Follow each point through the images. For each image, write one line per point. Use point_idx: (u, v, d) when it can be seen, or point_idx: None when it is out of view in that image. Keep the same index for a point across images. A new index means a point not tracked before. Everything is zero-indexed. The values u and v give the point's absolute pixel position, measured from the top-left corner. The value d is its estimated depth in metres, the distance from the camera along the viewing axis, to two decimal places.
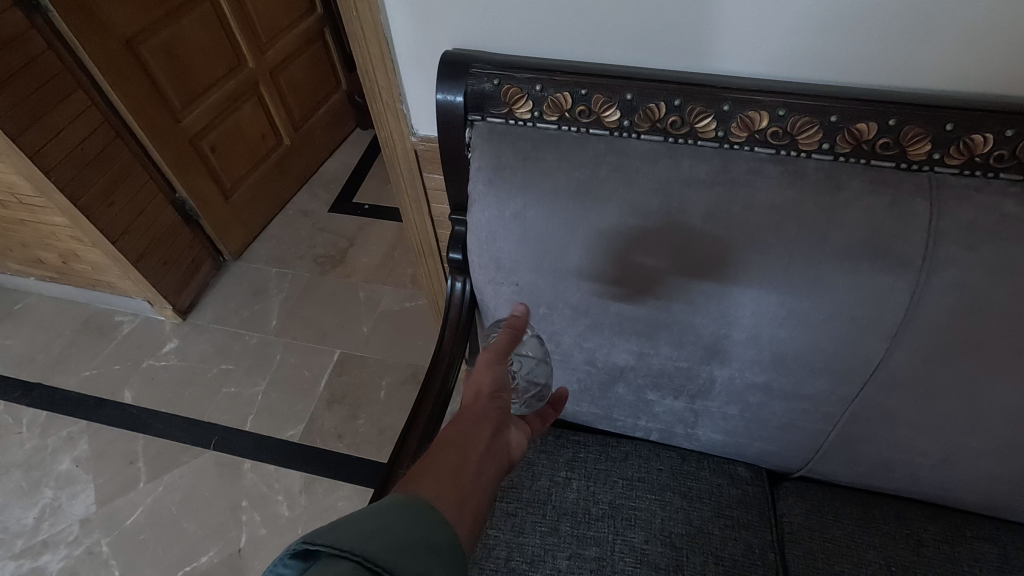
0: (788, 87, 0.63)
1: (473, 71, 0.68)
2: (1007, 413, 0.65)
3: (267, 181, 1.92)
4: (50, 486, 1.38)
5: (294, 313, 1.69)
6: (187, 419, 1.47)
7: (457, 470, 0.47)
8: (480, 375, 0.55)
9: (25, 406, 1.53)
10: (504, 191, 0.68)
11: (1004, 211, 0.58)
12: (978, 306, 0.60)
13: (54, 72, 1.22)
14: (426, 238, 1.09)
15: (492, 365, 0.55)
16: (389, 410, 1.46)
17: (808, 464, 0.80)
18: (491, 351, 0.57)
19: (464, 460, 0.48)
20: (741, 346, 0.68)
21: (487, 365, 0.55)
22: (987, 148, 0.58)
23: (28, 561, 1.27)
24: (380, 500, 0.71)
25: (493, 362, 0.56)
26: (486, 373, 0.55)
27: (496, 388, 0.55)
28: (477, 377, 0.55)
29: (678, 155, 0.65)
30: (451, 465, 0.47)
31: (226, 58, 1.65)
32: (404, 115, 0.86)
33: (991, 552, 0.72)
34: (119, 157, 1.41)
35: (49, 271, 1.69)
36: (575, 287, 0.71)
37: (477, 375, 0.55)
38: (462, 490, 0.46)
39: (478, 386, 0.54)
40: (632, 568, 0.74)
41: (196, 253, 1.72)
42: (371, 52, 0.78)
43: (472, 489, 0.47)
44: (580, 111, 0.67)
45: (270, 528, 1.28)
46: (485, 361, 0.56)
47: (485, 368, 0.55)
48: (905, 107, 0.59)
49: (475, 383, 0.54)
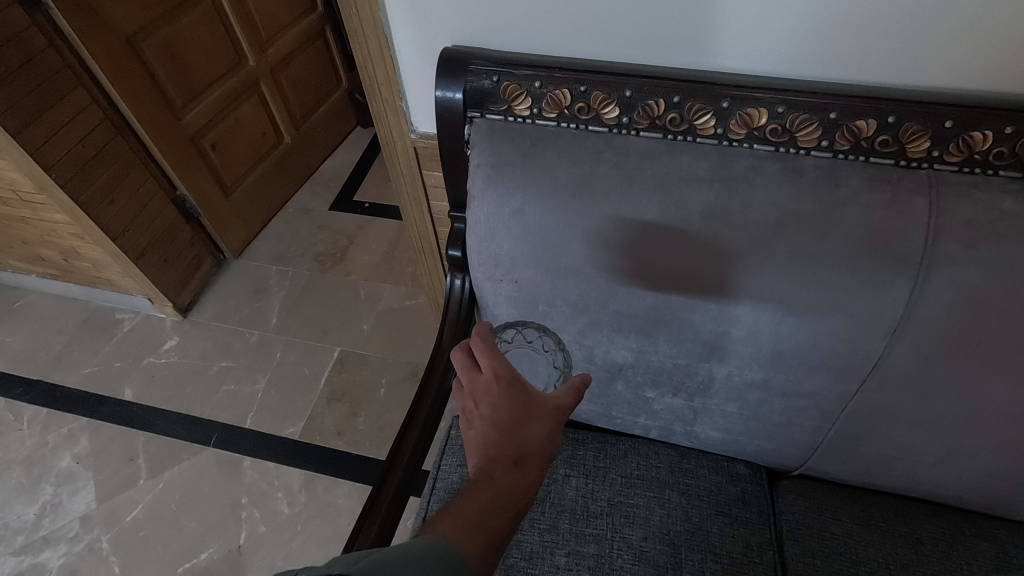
0: (788, 83, 0.63)
1: (472, 67, 0.69)
2: (1007, 412, 0.65)
3: (268, 179, 1.92)
4: (50, 482, 1.38)
5: (295, 311, 1.69)
6: (187, 416, 1.47)
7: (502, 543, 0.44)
8: (551, 427, 0.48)
9: (26, 403, 1.53)
10: (503, 187, 0.68)
11: (1004, 208, 0.58)
12: (978, 304, 0.60)
13: (55, 69, 1.22)
14: (426, 236, 1.09)
15: (558, 423, 0.49)
16: (389, 408, 1.46)
17: (807, 462, 0.80)
18: (563, 405, 0.50)
19: (509, 531, 0.45)
20: (740, 343, 0.68)
21: (559, 423, 0.49)
22: (986, 145, 0.58)
23: (28, 557, 1.28)
24: (378, 497, 0.71)
25: (562, 415, 0.50)
26: (556, 431, 0.49)
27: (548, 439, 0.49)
28: (548, 428, 0.48)
29: (677, 152, 0.65)
30: (500, 536, 0.44)
31: (226, 56, 1.65)
32: (404, 111, 0.86)
33: (990, 550, 0.72)
34: (119, 155, 1.41)
35: (50, 268, 1.69)
36: (574, 285, 0.71)
37: (548, 424, 0.48)
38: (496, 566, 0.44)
39: (544, 439, 0.48)
40: (631, 565, 0.74)
41: (196, 250, 1.72)
42: (371, 49, 0.78)
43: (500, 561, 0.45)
44: (579, 107, 0.67)
45: (270, 525, 1.28)
46: (554, 413, 0.49)
47: (555, 423, 0.49)
48: (904, 103, 0.59)
49: (544, 435, 0.48)
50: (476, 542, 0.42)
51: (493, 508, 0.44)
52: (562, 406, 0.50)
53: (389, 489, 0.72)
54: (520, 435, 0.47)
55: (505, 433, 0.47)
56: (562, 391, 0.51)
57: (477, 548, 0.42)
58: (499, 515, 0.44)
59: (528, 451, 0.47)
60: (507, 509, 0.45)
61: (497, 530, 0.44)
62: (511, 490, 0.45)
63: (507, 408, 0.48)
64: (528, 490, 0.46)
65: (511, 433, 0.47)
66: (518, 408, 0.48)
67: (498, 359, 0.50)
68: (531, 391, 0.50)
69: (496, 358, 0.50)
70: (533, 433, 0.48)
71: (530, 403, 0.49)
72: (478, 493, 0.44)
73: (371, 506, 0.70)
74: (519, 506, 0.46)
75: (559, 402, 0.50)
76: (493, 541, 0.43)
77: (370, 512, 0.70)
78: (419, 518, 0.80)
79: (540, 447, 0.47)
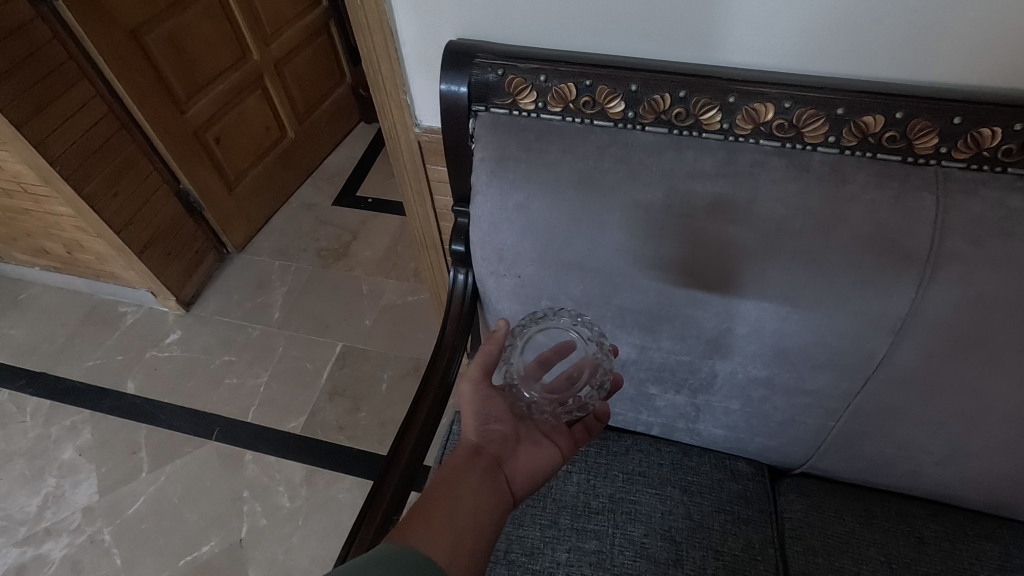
0: (795, 79, 0.62)
1: (477, 60, 0.68)
2: (1010, 412, 0.64)
3: (271, 173, 1.92)
4: (53, 474, 1.39)
5: (297, 305, 1.69)
6: (189, 410, 1.48)
7: (452, 510, 0.53)
8: (472, 411, 0.61)
9: (29, 395, 1.53)
10: (507, 182, 0.68)
11: (1011, 206, 0.58)
12: (985, 302, 0.59)
13: (60, 62, 1.22)
14: (429, 231, 1.09)
15: (491, 399, 0.61)
16: (391, 403, 1.46)
17: (810, 461, 0.80)
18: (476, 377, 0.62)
19: (458, 500, 0.54)
20: (743, 340, 0.68)
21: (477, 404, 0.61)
22: (995, 142, 0.58)
23: (30, 548, 1.28)
24: (379, 494, 0.71)
25: (493, 400, 0.62)
26: (479, 411, 0.61)
27: (491, 425, 0.61)
28: (469, 412, 0.61)
29: (682, 147, 0.65)
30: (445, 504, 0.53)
31: (230, 50, 1.65)
32: (408, 105, 0.85)
33: (993, 550, 0.72)
34: (123, 148, 1.41)
35: (54, 261, 1.70)
36: (578, 280, 0.70)
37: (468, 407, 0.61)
38: (455, 530, 0.51)
39: (476, 423, 0.60)
40: (632, 561, 0.74)
41: (200, 245, 1.73)
42: (375, 42, 0.77)
43: (465, 526, 0.52)
44: (584, 101, 0.67)
45: (271, 519, 1.28)
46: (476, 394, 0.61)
47: (476, 407, 0.61)
48: (912, 99, 0.58)
49: (469, 420, 0.60)
50: (420, 516, 0.52)
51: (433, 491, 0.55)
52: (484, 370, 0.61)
53: (390, 484, 0.72)
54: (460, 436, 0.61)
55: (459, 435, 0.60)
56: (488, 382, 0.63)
57: (421, 520, 0.51)
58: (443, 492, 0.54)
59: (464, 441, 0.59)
60: (449, 484, 0.55)
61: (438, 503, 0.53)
62: (446, 470, 0.56)
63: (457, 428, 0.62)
64: (463, 467, 0.57)
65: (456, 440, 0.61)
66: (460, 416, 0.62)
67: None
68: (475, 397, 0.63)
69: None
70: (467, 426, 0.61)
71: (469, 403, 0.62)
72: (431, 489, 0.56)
73: (372, 501, 0.70)
74: (462, 479, 0.56)
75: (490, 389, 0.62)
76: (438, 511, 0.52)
77: (371, 507, 0.70)
78: None
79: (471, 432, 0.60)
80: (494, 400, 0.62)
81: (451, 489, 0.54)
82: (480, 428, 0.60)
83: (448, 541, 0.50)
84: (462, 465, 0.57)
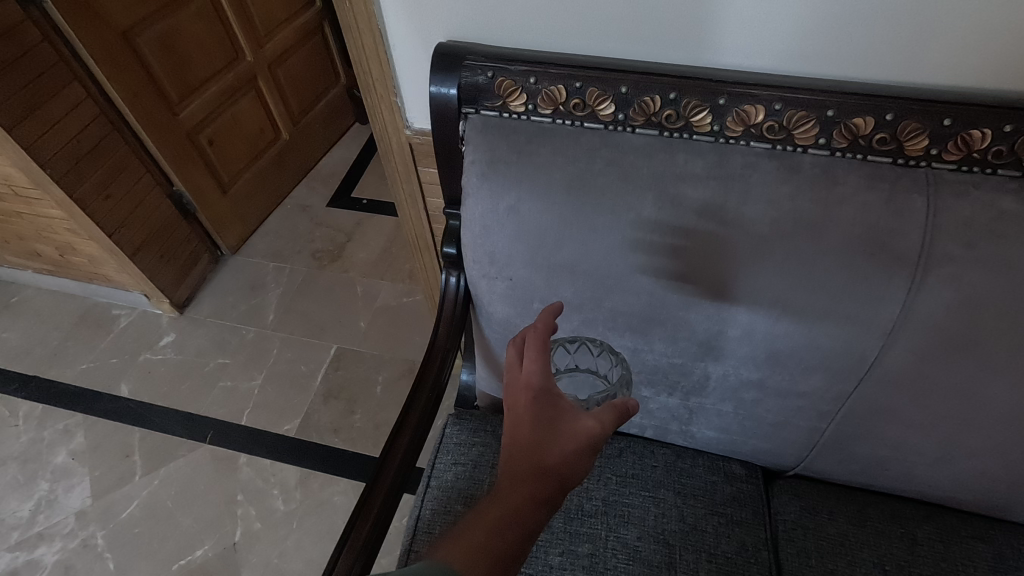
0: (786, 80, 0.62)
1: (466, 62, 0.67)
2: (1002, 414, 0.64)
3: (265, 174, 1.91)
4: (46, 478, 1.38)
5: (292, 306, 1.69)
6: (183, 413, 1.47)
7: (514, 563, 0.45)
8: (577, 450, 0.46)
9: (22, 398, 1.53)
10: (497, 184, 0.68)
11: (1002, 208, 0.58)
12: (977, 304, 0.59)
13: (50, 63, 1.22)
14: (422, 232, 1.08)
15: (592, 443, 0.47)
16: (385, 406, 1.45)
17: (803, 462, 0.79)
18: (599, 425, 0.47)
19: (523, 553, 0.45)
20: (736, 342, 0.68)
21: (586, 446, 0.46)
22: (985, 144, 0.57)
23: (23, 553, 1.27)
24: (371, 498, 0.70)
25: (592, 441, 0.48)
26: (584, 453, 0.46)
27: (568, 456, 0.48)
28: (575, 450, 0.46)
29: (673, 150, 0.65)
30: (509, 557, 0.44)
31: (223, 50, 1.64)
32: (398, 107, 0.85)
33: (986, 552, 0.71)
34: (115, 150, 1.40)
35: (47, 264, 1.69)
36: (569, 283, 0.70)
37: (574, 442, 0.46)
38: None
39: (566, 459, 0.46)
40: (625, 564, 0.74)
41: (193, 247, 1.72)
42: (365, 44, 0.77)
43: None
44: (574, 104, 0.66)
45: (265, 522, 1.28)
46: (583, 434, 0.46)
47: (582, 446, 0.46)
48: (903, 101, 0.58)
49: (568, 458, 0.46)
50: (476, 563, 0.43)
51: (500, 529, 0.45)
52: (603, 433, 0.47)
53: (381, 489, 0.71)
54: (537, 454, 0.45)
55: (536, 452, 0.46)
56: (599, 412, 0.48)
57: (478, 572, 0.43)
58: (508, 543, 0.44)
59: (551, 477, 0.45)
60: (519, 528, 0.45)
61: (502, 556, 0.44)
62: (521, 511, 0.45)
63: (526, 421, 0.46)
64: (541, 509, 0.45)
65: (528, 454, 0.46)
66: (544, 419, 0.46)
67: (540, 366, 0.48)
68: (571, 411, 0.47)
69: (536, 365, 0.47)
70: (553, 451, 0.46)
71: (567, 424, 0.47)
72: (483, 514, 0.45)
73: (362, 506, 0.70)
74: (533, 525, 0.46)
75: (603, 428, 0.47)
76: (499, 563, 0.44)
77: (361, 512, 0.69)
78: (412, 517, 0.79)
79: (563, 469, 0.45)
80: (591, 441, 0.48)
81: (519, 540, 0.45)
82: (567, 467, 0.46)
83: None
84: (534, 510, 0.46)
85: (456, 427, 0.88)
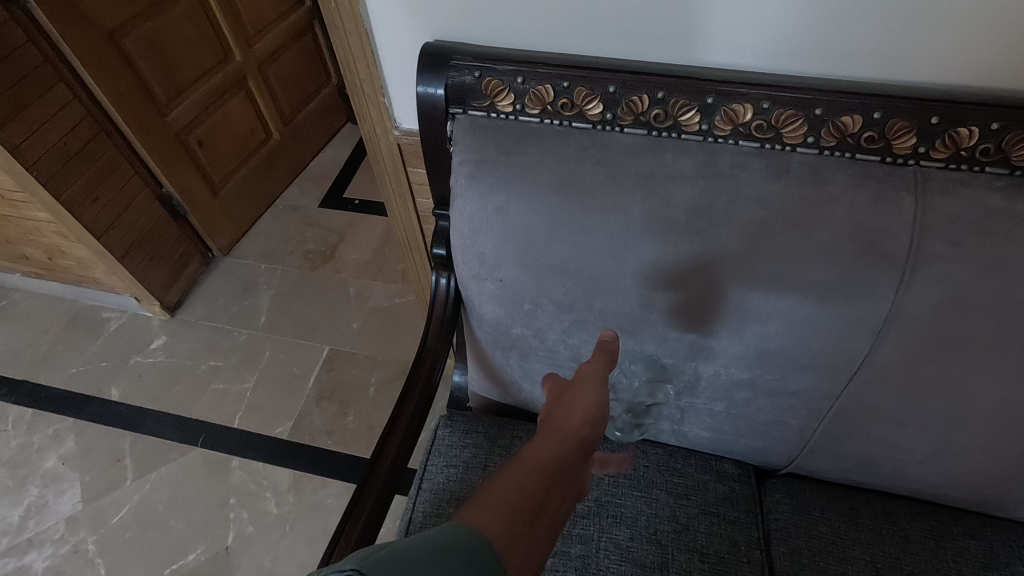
0: (774, 79, 0.62)
1: (453, 62, 0.67)
2: (991, 412, 0.64)
3: (256, 175, 1.90)
4: (36, 484, 1.37)
5: (284, 308, 1.68)
6: (175, 416, 1.46)
7: (544, 508, 0.42)
8: (587, 395, 0.51)
9: (10, 404, 1.51)
10: (485, 185, 0.67)
11: (990, 205, 0.58)
12: (965, 301, 0.59)
13: (35, 65, 1.20)
14: (412, 233, 1.08)
15: (602, 390, 0.52)
16: (379, 408, 1.44)
17: (794, 461, 0.79)
18: (595, 370, 0.53)
19: (551, 497, 0.43)
20: (726, 342, 0.68)
21: (593, 390, 0.51)
22: (973, 141, 0.57)
23: (13, 559, 1.26)
24: (362, 502, 0.70)
25: (603, 388, 0.52)
26: (595, 397, 0.51)
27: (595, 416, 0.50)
28: (583, 395, 0.51)
29: (662, 149, 0.64)
30: (536, 495, 0.43)
31: (212, 51, 1.63)
32: (386, 107, 0.84)
33: (977, 548, 0.72)
34: (102, 151, 1.39)
35: (36, 267, 1.68)
36: (559, 283, 0.70)
37: (584, 394, 0.51)
38: (526, 524, 0.41)
39: (579, 406, 0.50)
40: (617, 566, 0.73)
41: (184, 248, 1.71)
42: (352, 45, 0.77)
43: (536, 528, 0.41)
44: (562, 103, 0.66)
45: (258, 526, 1.27)
46: (585, 381, 0.52)
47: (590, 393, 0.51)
48: (891, 99, 0.58)
49: (579, 404, 0.50)
50: (498, 497, 0.42)
51: (522, 471, 0.44)
52: (603, 377, 0.53)
53: (370, 493, 0.70)
54: (552, 415, 0.50)
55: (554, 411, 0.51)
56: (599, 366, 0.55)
57: (499, 502, 0.42)
58: (533, 477, 0.44)
59: (566, 422, 0.49)
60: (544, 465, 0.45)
61: (532, 495, 0.42)
62: (545, 449, 0.46)
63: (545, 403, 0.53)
64: (564, 450, 0.46)
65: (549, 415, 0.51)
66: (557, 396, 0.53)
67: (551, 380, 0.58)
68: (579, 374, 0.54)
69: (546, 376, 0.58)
70: (568, 406, 0.50)
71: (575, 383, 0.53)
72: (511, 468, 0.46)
73: (351, 511, 0.69)
74: (559, 470, 0.45)
75: (597, 372, 0.53)
76: (529, 501, 0.42)
77: (350, 518, 0.68)
78: (404, 519, 0.79)
79: (579, 419, 0.49)
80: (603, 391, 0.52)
81: (544, 473, 0.44)
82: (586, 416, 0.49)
83: (520, 544, 0.40)
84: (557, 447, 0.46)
85: (448, 428, 0.87)
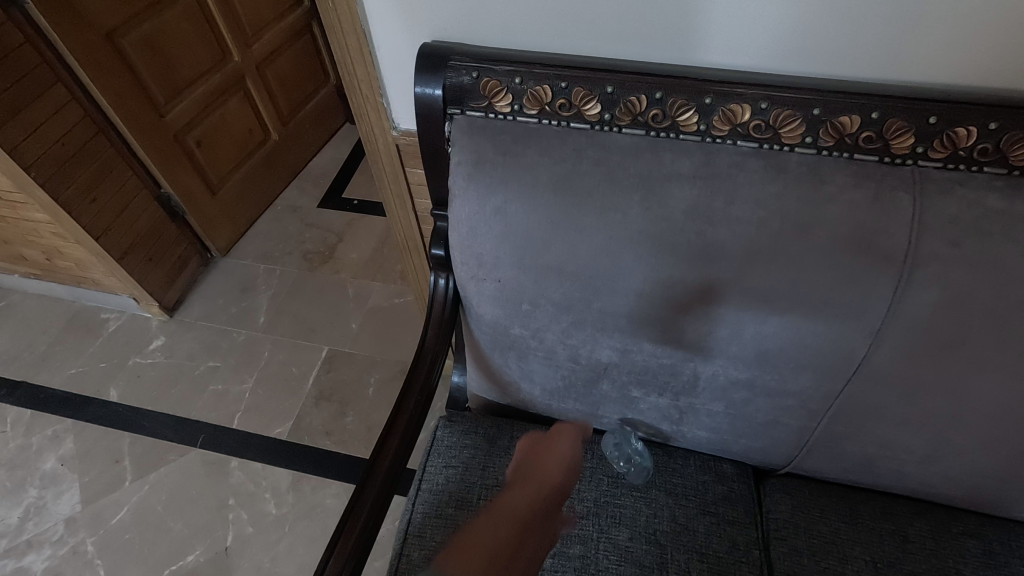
0: (772, 79, 0.61)
1: (451, 63, 0.67)
2: (989, 412, 0.64)
3: (255, 175, 1.90)
4: (34, 485, 1.37)
5: (283, 309, 1.68)
6: (173, 417, 1.46)
7: None
8: (559, 460, 0.73)
9: (9, 405, 1.51)
10: (483, 185, 0.67)
11: (988, 205, 0.58)
12: (962, 301, 0.59)
13: (32, 66, 1.20)
14: (411, 233, 1.08)
15: (568, 458, 0.73)
16: (378, 408, 1.44)
17: (793, 461, 0.79)
18: (565, 438, 0.76)
19: (524, 539, 0.61)
20: (725, 342, 0.68)
21: (564, 452, 0.74)
22: (971, 141, 0.57)
23: (12, 560, 1.26)
24: (360, 503, 0.69)
25: (569, 458, 0.73)
26: (565, 457, 0.73)
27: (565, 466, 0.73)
28: (554, 460, 0.73)
29: (660, 150, 0.64)
30: (512, 536, 0.60)
31: (211, 51, 1.63)
32: (384, 108, 0.84)
33: (976, 548, 0.72)
34: (100, 152, 1.39)
35: (34, 268, 1.68)
36: (557, 284, 0.70)
37: (556, 459, 0.73)
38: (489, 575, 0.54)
39: (551, 467, 0.72)
40: (616, 566, 0.73)
41: (183, 249, 1.71)
42: (349, 45, 0.76)
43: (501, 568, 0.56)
44: (559, 104, 0.66)
45: (257, 526, 1.27)
46: (557, 444, 0.75)
47: (562, 460, 0.73)
48: (889, 99, 0.58)
49: (552, 464, 0.72)
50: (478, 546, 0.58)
51: (499, 520, 0.61)
52: (572, 447, 0.75)
53: (370, 493, 0.70)
54: (529, 470, 0.71)
55: (531, 463, 0.73)
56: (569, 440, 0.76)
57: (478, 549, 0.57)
58: (512, 520, 0.62)
59: (542, 476, 0.70)
60: (523, 508, 0.65)
61: (506, 538, 0.59)
62: (521, 500, 0.65)
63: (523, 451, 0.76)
64: (535, 501, 0.66)
65: (528, 470, 0.71)
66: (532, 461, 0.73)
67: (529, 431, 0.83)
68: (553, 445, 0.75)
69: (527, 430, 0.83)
70: (545, 462, 0.73)
71: (548, 453, 0.74)
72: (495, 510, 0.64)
73: (350, 512, 0.69)
74: (533, 516, 0.64)
75: (569, 450, 0.75)
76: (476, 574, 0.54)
77: (349, 518, 0.68)
78: (404, 519, 0.79)
79: (553, 475, 0.70)
80: (568, 460, 0.73)
81: (521, 515, 0.64)
82: (561, 474, 0.71)
83: None
84: (532, 501, 0.66)
85: (448, 429, 0.87)
